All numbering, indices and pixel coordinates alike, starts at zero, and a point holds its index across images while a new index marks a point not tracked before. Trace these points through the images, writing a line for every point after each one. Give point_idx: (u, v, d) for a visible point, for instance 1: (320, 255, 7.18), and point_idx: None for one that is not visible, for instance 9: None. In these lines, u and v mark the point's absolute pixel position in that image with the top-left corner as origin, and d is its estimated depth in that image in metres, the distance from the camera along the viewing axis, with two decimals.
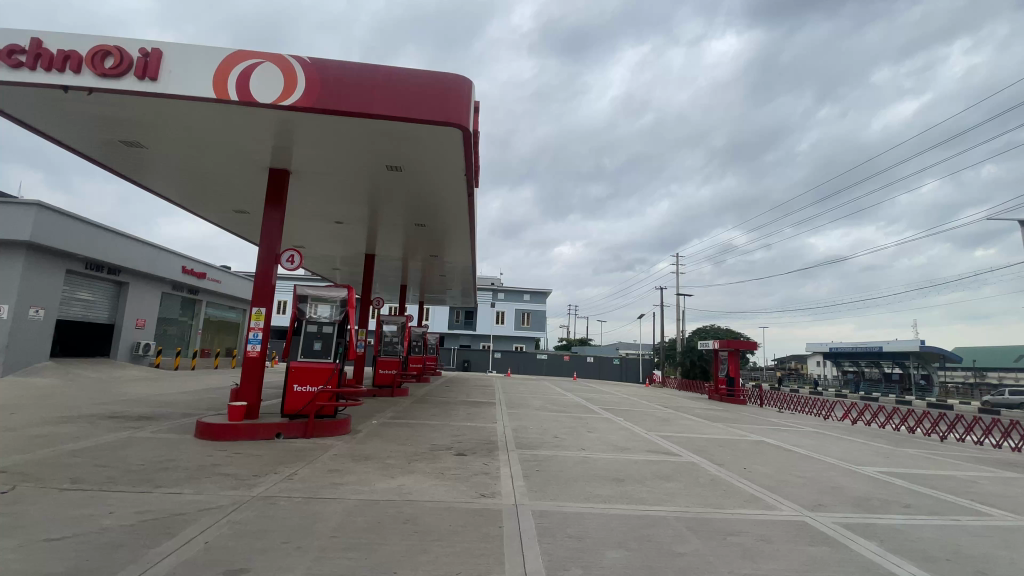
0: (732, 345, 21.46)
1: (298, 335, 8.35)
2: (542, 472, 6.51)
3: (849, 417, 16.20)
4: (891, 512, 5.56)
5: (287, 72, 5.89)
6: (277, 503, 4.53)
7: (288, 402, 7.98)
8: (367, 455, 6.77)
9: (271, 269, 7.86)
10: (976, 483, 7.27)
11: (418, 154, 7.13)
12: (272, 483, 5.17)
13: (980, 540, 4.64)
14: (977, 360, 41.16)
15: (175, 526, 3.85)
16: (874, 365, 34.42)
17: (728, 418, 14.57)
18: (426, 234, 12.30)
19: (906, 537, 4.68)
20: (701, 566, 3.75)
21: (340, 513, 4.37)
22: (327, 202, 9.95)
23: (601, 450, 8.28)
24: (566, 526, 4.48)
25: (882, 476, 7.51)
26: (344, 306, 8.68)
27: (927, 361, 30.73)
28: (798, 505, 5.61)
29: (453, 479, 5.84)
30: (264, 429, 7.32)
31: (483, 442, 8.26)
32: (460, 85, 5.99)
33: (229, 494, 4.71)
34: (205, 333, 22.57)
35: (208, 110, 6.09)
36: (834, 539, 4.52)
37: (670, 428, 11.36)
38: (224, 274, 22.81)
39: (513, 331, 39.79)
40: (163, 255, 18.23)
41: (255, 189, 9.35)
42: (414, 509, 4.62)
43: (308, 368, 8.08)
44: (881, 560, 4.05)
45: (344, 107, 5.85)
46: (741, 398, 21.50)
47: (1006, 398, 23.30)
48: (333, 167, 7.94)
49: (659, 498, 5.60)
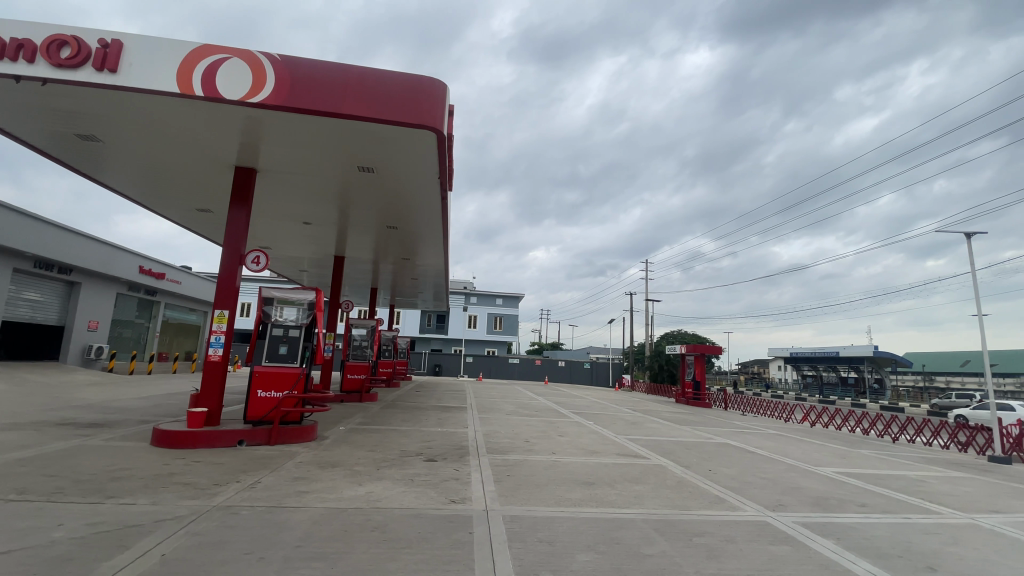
0: (698, 349, 21.95)
1: (263, 339, 8.08)
2: (513, 476, 6.51)
3: (808, 420, 16.80)
4: (847, 510, 5.79)
5: (256, 68, 5.72)
6: (239, 512, 4.37)
7: (251, 408, 7.76)
8: (334, 462, 6.61)
9: (236, 271, 7.61)
10: (926, 483, 7.62)
11: (391, 155, 7.04)
12: (234, 492, 4.99)
13: (928, 537, 4.87)
14: (926, 364, 43.26)
15: (131, 538, 3.67)
16: (831, 369, 35.83)
17: (694, 422, 14.88)
18: (397, 236, 12.09)
19: (862, 535, 4.87)
20: (668, 566, 3.81)
21: (305, 522, 4.25)
22: (296, 202, 9.70)
23: (572, 454, 8.32)
24: (536, 530, 4.48)
25: (839, 477, 7.80)
26: (311, 310, 8.45)
27: (880, 365, 32.22)
28: (761, 505, 5.78)
29: (423, 485, 5.77)
30: (226, 436, 7.05)
31: (454, 447, 8.20)
32: (435, 87, 5.96)
33: (188, 504, 4.51)
34: (163, 336, 21.64)
35: (171, 105, 5.88)
36: (795, 539, 4.65)
37: (640, 432, 11.55)
38: (184, 274, 21.93)
39: (485, 335, 39.81)
40: (120, 255, 17.43)
41: (221, 188, 9.07)
42: (383, 517, 4.53)
43: (272, 373, 7.84)
44: (838, 557, 4.20)
45: (317, 105, 5.73)
46: (707, 401, 22.06)
47: (951, 400, 24.66)
48: (302, 167, 7.77)
49: (628, 500, 5.69)
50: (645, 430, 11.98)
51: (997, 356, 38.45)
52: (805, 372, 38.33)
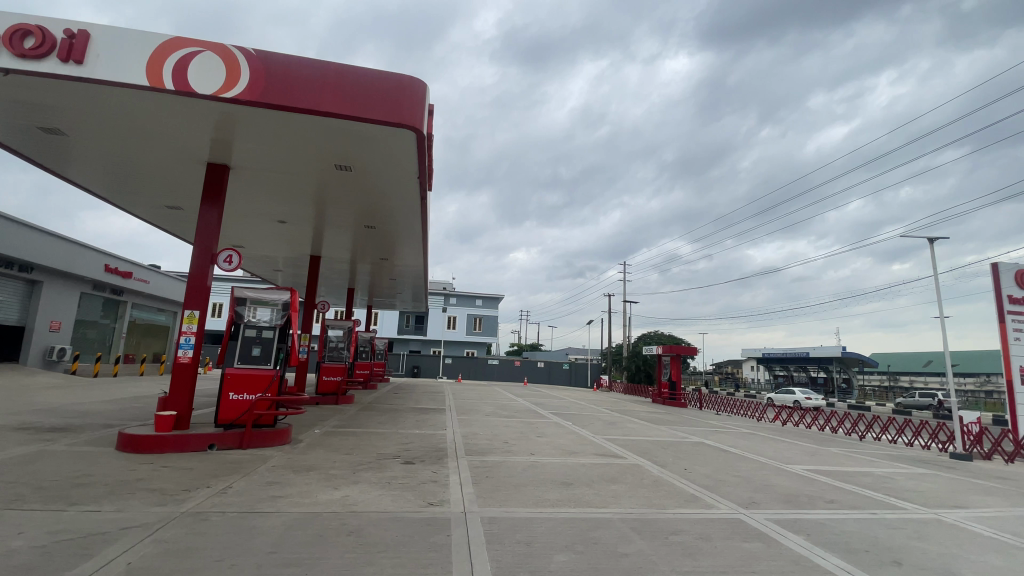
0: (674, 350, 22.31)
1: (235, 340, 7.87)
2: (492, 478, 6.46)
3: (779, 419, 17.23)
4: (816, 507, 5.95)
5: (230, 62, 5.57)
6: (210, 518, 4.24)
7: (222, 411, 7.53)
8: (309, 465, 6.47)
9: (207, 270, 7.40)
10: (891, 479, 7.89)
11: (370, 154, 6.95)
12: (205, 498, 4.84)
13: (893, 532, 5.03)
14: (891, 364, 44.75)
15: (94, 547, 3.51)
16: (802, 369, 36.83)
17: (671, 421, 15.09)
18: (375, 236, 11.95)
19: (830, 530, 5.00)
20: (644, 565, 3.84)
21: (278, 527, 4.14)
22: (271, 200, 9.50)
23: (550, 454, 8.35)
24: (515, 531, 4.46)
25: (809, 474, 8.02)
26: (286, 310, 8.27)
27: (848, 365, 33.23)
28: (735, 503, 5.89)
29: (401, 487, 5.70)
30: (196, 440, 6.84)
31: (432, 449, 8.12)
32: (415, 87, 5.91)
33: (156, 511, 4.36)
34: (130, 337, 20.87)
35: (141, 99, 5.69)
36: (767, 535, 4.76)
37: (618, 431, 11.69)
38: (153, 273, 21.20)
39: (464, 336, 39.63)
40: (86, 253, 16.77)
41: (193, 185, 8.82)
42: (359, 521, 4.45)
43: (245, 375, 7.63)
44: (808, 553, 4.30)
45: (293, 102, 5.61)
46: (682, 401, 22.41)
47: (915, 399, 25.61)
48: (278, 164, 7.60)
49: (606, 500, 5.73)
50: (622, 430, 12.09)
51: (957, 356, 40.10)
52: (776, 372, 39.30)
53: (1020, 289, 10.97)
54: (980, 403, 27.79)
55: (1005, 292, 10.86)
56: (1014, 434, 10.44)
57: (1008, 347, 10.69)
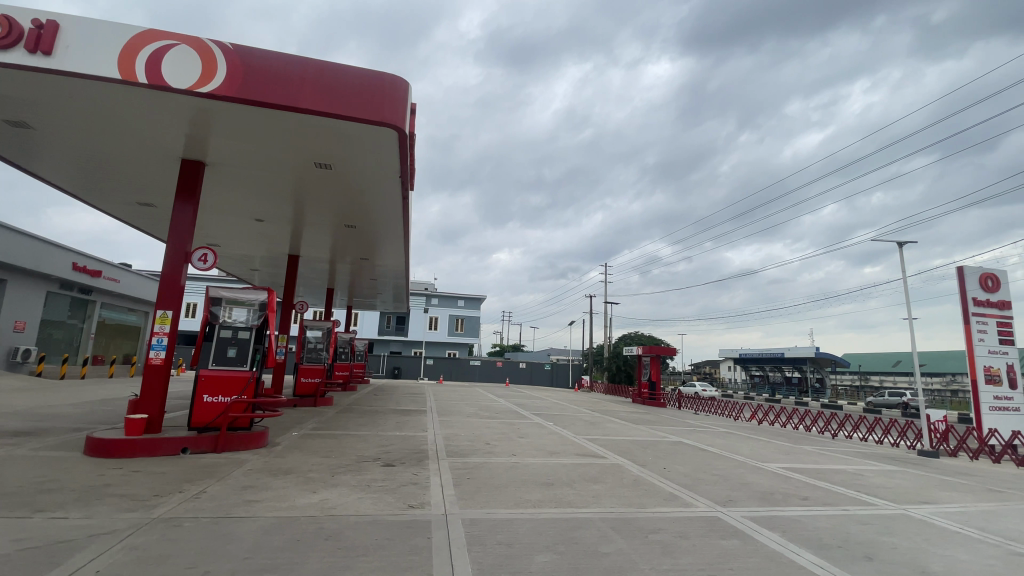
0: (653, 351, 22.57)
1: (210, 341, 7.68)
2: (473, 480, 6.43)
3: (755, 418, 17.56)
4: (791, 504, 6.08)
5: (205, 56, 5.43)
6: (182, 524, 4.13)
7: (196, 414, 7.32)
8: (286, 469, 6.35)
9: (180, 268, 7.20)
10: (862, 477, 8.10)
11: (351, 152, 6.85)
12: (177, 503, 4.70)
13: (864, 528, 5.17)
14: (862, 364, 46.04)
15: (60, 555, 3.38)
16: (778, 369, 37.63)
17: (651, 421, 15.25)
18: (355, 236, 11.82)
19: (804, 527, 5.11)
20: (624, 565, 3.86)
21: (254, 532, 4.06)
22: (247, 198, 9.31)
23: (532, 455, 8.36)
24: (496, 533, 4.44)
25: (784, 472, 8.20)
26: (263, 311, 8.11)
27: (821, 365, 34.05)
28: (712, 501, 5.97)
29: (380, 490, 5.63)
30: (169, 444, 6.65)
31: (413, 451, 8.06)
32: (397, 85, 5.85)
33: (126, 517, 4.22)
34: (99, 337, 20.19)
35: (111, 92, 5.51)
36: (743, 532, 4.84)
37: (599, 431, 11.78)
38: (124, 272, 20.52)
39: (445, 337, 39.43)
40: (52, 251, 16.16)
41: (167, 181, 8.58)
42: (337, 524, 4.38)
43: (219, 377, 7.44)
44: (783, 549, 4.39)
45: (271, 98, 5.50)
46: (662, 401, 22.69)
47: (885, 398, 26.37)
48: (256, 161, 7.45)
49: (587, 500, 5.76)
50: (603, 430, 12.18)
51: (924, 356, 41.47)
52: (753, 373, 40.13)
53: (983, 292, 11.40)
54: (945, 401, 28.82)
55: (970, 294, 11.27)
56: (979, 431, 10.79)
57: (973, 347, 11.08)
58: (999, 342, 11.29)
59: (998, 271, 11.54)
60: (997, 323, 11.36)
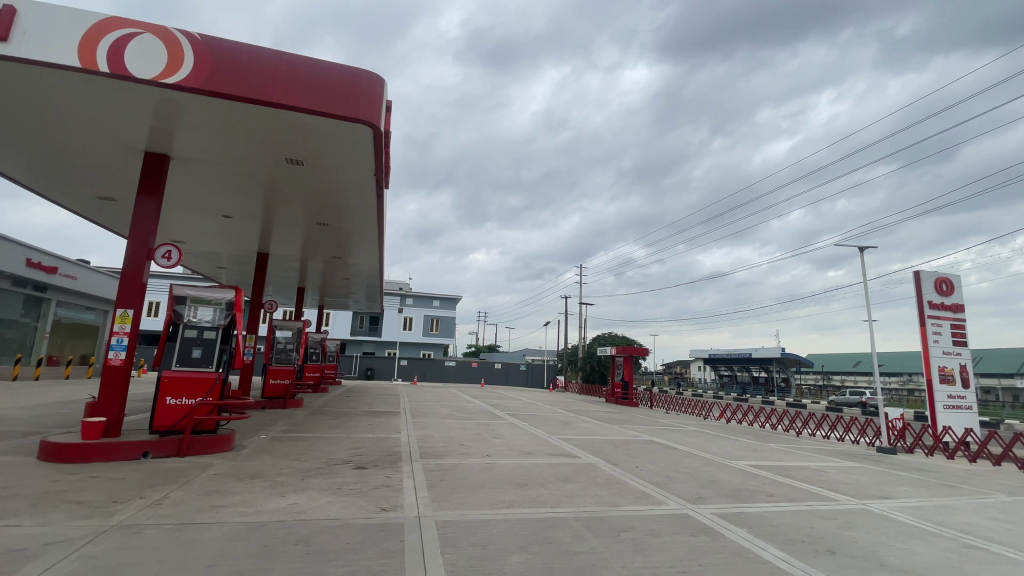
0: (626, 351, 22.88)
1: (173, 341, 7.41)
2: (447, 481, 6.39)
3: (724, 417, 17.99)
4: (757, 500, 6.26)
5: (171, 45, 5.23)
6: (144, 532, 3.96)
7: (158, 417, 7.04)
8: (254, 473, 6.17)
9: (143, 265, 6.93)
10: (824, 473, 8.41)
11: (324, 149, 6.73)
12: (138, 510, 4.52)
13: (827, 522, 5.35)
14: (825, 364, 47.67)
15: (11, 564, 3.22)
16: (745, 369, 38.65)
17: (624, 421, 15.45)
18: (328, 234, 11.58)
19: (771, 522, 5.26)
20: (597, 563, 3.90)
21: (219, 539, 3.92)
22: (215, 194, 9.05)
23: (506, 455, 8.36)
24: (469, 534, 4.43)
25: (751, 469, 8.41)
26: (230, 310, 7.88)
27: (787, 365, 35.04)
28: (683, 499, 6.08)
29: (352, 493, 5.54)
30: (128, 448, 6.38)
31: (385, 453, 7.94)
32: (373, 82, 5.76)
33: (83, 524, 4.03)
34: (54, 337, 19.21)
35: (70, 81, 5.26)
36: (711, 529, 4.95)
37: (573, 431, 11.89)
38: (81, 269, 19.57)
39: (420, 338, 39.08)
40: (4, 246, 15.29)
41: (128, 175, 8.23)
42: (307, 529, 4.29)
43: (183, 379, 7.18)
44: (749, 545, 4.51)
45: (240, 91, 5.35)
46: (634, 400, 23.02)
47: (846, 396, 27.37)
48: (224, 156, 7.23)
49: (560, 499, 5.79)
50: (578, 430, 12.27)
51: (882, 357, 43.23)
52: (721, 372, 41.09)
53: (938, 295, 11.96)
54: (903, 400, 30.11)
55: (926, 297, 11.82)
56: (934, 428, 11.30)
57: (928, 348, 11.64)
58: (953, 343, 11.86)
59: (952, 276, 12.15)
60: (951, 325, 11.93)
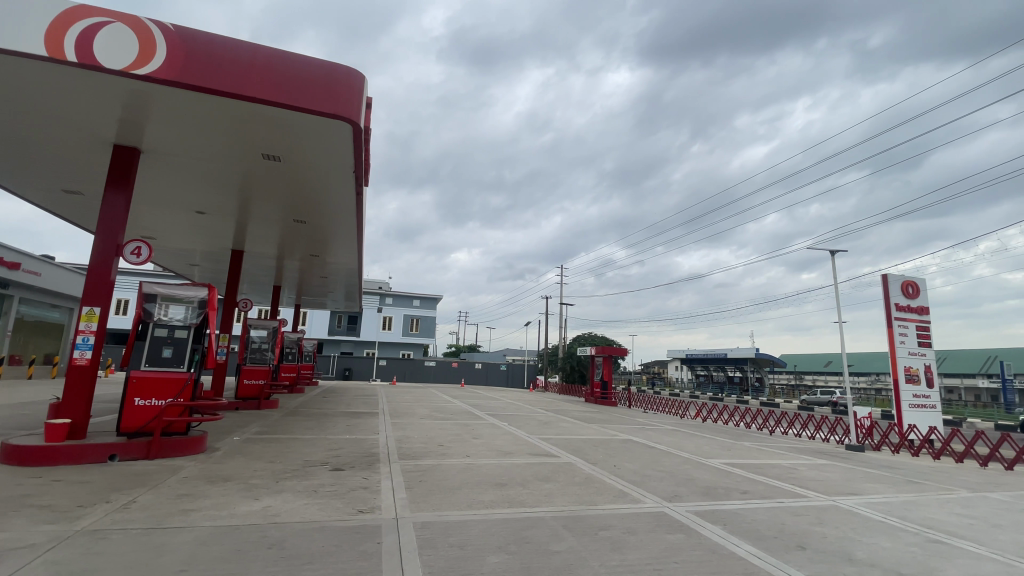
0: (606, 351, 23.08)
1: (142, 340, 7.18)
2: (426, 482, 6.34)
3: (700, 416, 18.28)
4: (732, 498, 6.39)
5: (143, 35, 5.06)
6: (110, 537, 3.83)
7: (126, 419, 6.81)
8: (226, 476, 6.02)
9: (110, 261, 6.70)
10: (796, 470, 8.63)
11: (302, 145, 6.61)
12: (104, 514, 4.37)
13: (797, 519, 5.49)
14: (798, 364, 48.89)
15: None
16: (721, 369, 39.36)
17: (603, 420, 15.58)
18: (305, 231, 11.37)
19: (744, 519, 5.37)
20: (575, 562, 3.93)
21: (190, 543, 3.82)
22: (189, 189, 8.80)
23: (486, 456, 8.34)
24: (448, 535, 4.40)
25: (726, 467, 8.58)
26: (202, 308, 7.67)
27: (761, 365, 35.79)
28: (660, 497, 6.16)
29: (328, 496, 5.45)
30: (95, 450, 6.17)
31: (363, 455, 7.83)
32: (352, 78, 5.68)
33: (45, 530, 3.88)
34: (16, 336, 18.43)
35: (32, 69, 5.04)
36: (687, 526, 5.03)
37: (552, 430, 11.96)
38: (45, 265, 18.81)
39: (399, 338, 38.73)
40: None
41: (97, 168, 7.94)
42: (281, 532, 4.21)
43: (153, 379, 6.95)
44: (723, 541, 4.60)
45: (215, 84, 5.22)
46: (613, 400, 23.26)
47: (817, 395, 28.12)
48: (198, 150, 7.04)
49: (539, 499, 5.81)
50: (557, 430, 12.33)
51: (852, 357, 44.53)
52: (697, 372, 41.77)
53: (904, 298, 12.39)
54: (871, 399, 31.08)
55: (893, 300, 12.23)
56: (900, 427, 11.70)
57: (895, 349, 12.05)
58: (918, 345, 12.29)
59: (917, 279, 12.60)
60: (916, 327, 12.36)
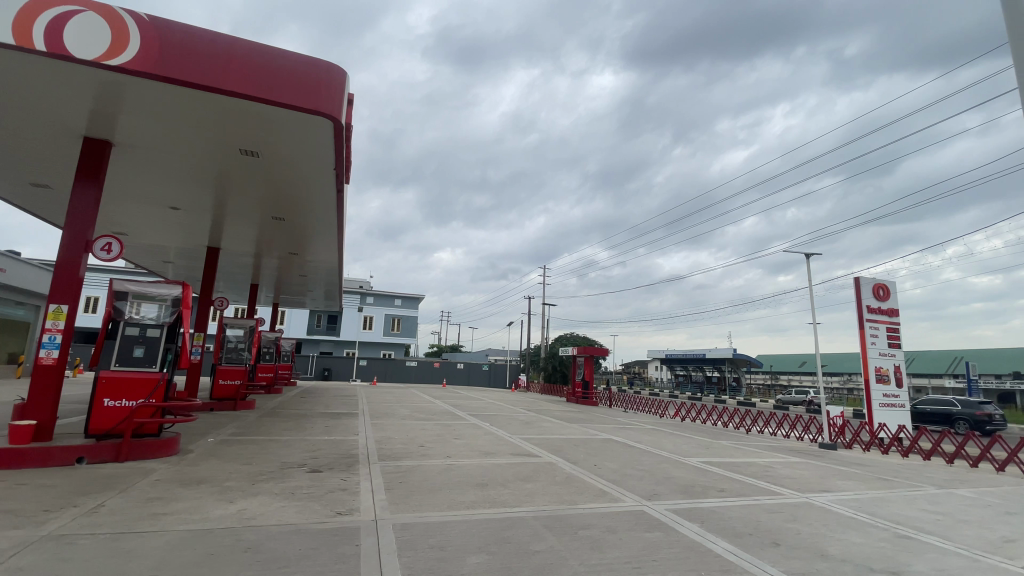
0: (588, 352, 23.21)
1: (112, 339, 6.96)
2: (406, 483, 6.29)
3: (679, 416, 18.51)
4: (709, 496, 6.49)
5: (116, 25, 4.91)
6: (77, 542, 3.71)
7: (95, 420, 6.60)
8: (200, 478, 5.88)
9: (79, 258, 6.48)
10: (771, 468, 8.81)
11: (281, 140, 6.50)
12: (70, 518, 4.22)
13: (773, 516, 5.61)
14: (774, 364, 49.87)
15: None
16: (700, 369, 39.91)
17: (584, 420, 15.65)
18: (283, 229, 11.16)
19: (721, 517, 5.46)
20: (555, 561, 3.94)
21: (161, 548, 3.72)
22: (163, 184, 8.57)
23: (467, 456, 8.30)
24: (428, 536, 4.37)
25: (704, 466, 8.71)
26: (176, 306, 7.47)
27: (739, 366, 36.39)
28: (639, 496, 6.21)
29: (306, 498, 5.37)
30: (62, 452, 5.97)
31: (342, 456, 7.72)
32: (333, 74, 5.61)
33: (9, 535, 3.73)
34: None
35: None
36: (666, 524, 5.09)
37: (534, 430, 11.97)
38: (10, 261, 18.13)
39: (380, 338, 38.34)
40: None
41: (65, 161, 7.67)
42: (257, 535, 4.13)
43: (123, 379, 6.75)
44: (702, 539, 4.66)
45: (192, 77, 5.09)
46: (594, 400, 23.40)
47: (792, 395, 28.73)
48: (173, 144, 6.86)
49: (520, 499, 5.82)
50: (539, 430, 12.34)
51: (826, 358, 45.62)
52: (677, 372, 42.24)
53: (876, 300, 12.75)
54: (844, 399, 31.88)
55: (865, 302, 12.58)
56: (870, 425, 12.02)
57: (867, 349, 12.39)
58: (888, 345, 12.66)
59: (888, 282, 12.99)
60: (886, 329, 12.74)
